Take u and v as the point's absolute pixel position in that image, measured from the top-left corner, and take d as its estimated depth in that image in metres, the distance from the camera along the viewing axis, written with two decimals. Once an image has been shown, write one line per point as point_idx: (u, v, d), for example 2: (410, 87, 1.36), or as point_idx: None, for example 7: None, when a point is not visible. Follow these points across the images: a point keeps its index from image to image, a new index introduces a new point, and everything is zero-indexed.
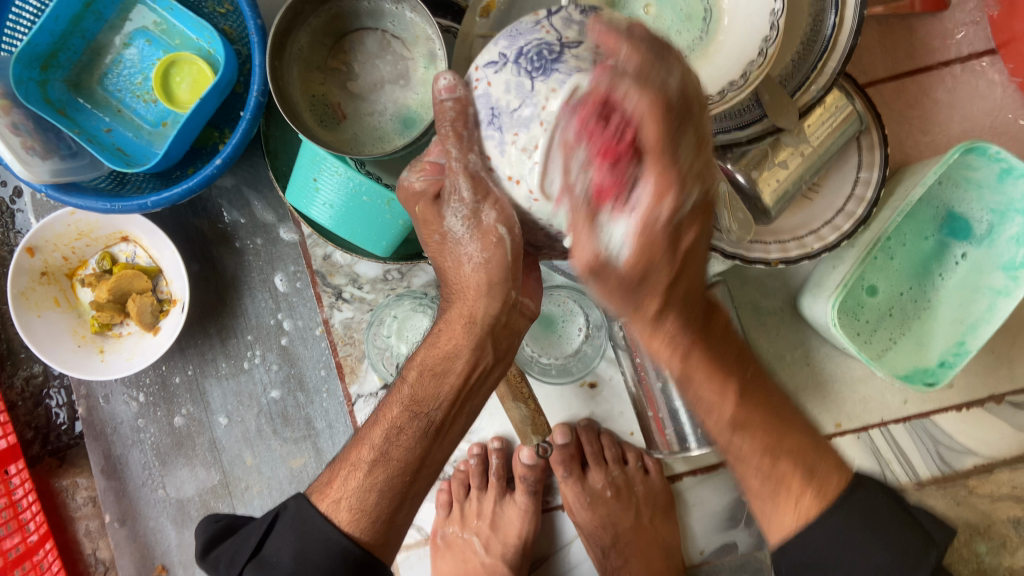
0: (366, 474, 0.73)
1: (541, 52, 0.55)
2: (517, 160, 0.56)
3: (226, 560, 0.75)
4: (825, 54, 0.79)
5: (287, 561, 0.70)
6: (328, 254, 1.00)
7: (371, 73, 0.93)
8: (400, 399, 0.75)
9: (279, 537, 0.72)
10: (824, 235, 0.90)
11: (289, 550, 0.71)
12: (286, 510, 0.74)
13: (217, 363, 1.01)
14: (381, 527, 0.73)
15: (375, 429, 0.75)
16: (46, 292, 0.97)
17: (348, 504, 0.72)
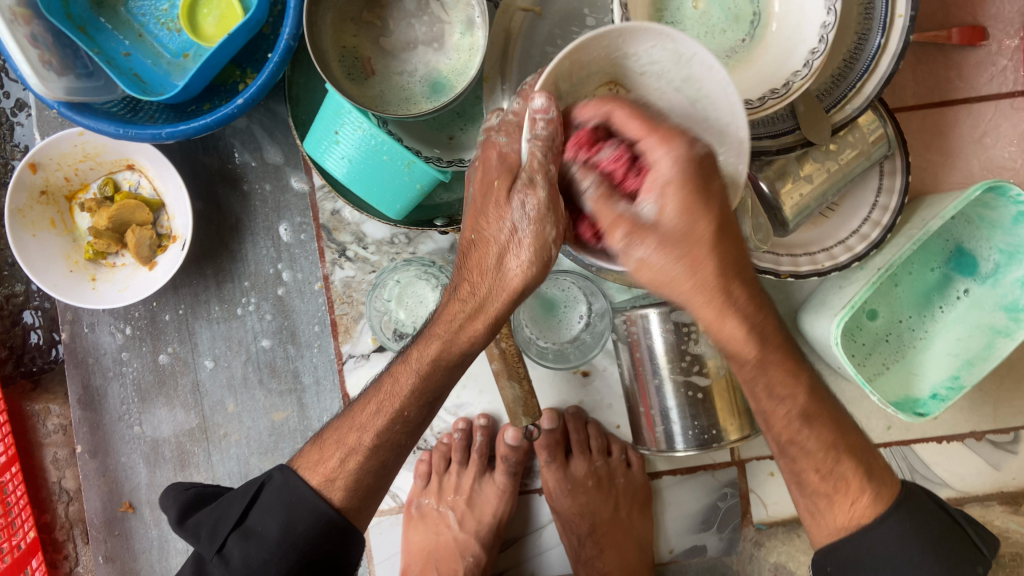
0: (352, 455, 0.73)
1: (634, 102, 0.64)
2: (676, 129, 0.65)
3: (206, 531, 0.74)
4: (863, 76, 0.79)
5: (275, 532, 0.71)
6: (337, 210, 0.99)
7: (405, 31, 0.90)
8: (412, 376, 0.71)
9: (264, 508, 0.73)
10: (836, 253, 0.90)
11: (276, 524, 0.72)
12: (271, 482, 0.74)
13: (210, 306, 1.00)
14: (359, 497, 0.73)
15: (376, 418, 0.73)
16: (44, 212, 0.95)
17: (344, 484, 0.73)
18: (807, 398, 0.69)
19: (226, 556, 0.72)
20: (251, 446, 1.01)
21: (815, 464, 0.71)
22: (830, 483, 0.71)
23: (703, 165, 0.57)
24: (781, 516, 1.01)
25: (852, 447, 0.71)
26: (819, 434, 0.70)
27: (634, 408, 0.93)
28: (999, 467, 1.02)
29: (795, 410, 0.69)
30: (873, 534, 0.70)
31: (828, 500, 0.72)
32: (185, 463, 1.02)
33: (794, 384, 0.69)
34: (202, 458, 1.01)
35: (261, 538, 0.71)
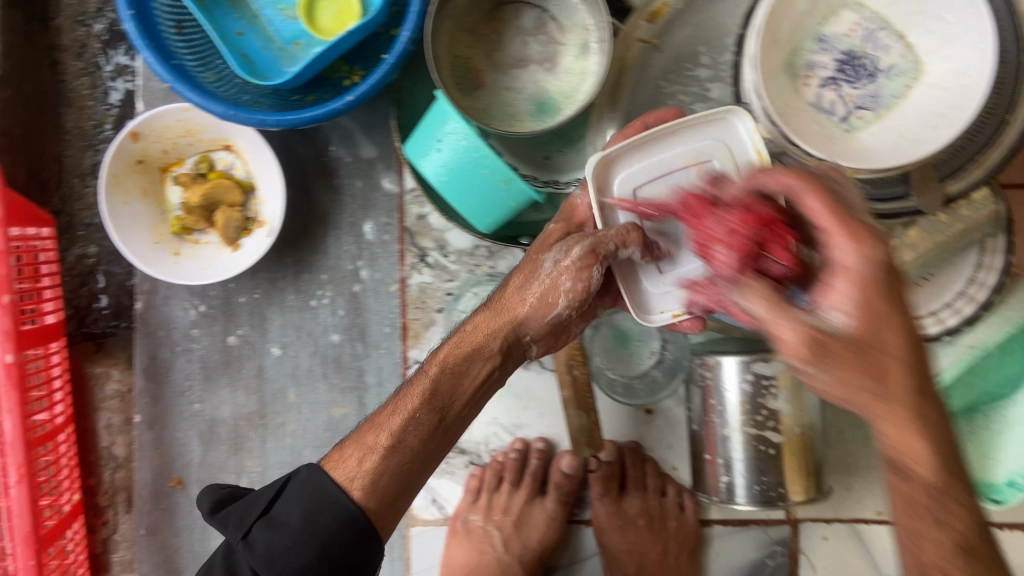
0: (381, 457, 0.72)
1: (855, 64, 0.75)
2: (860, 97, 0.75)
3: (234, 518, 0.75)
4: (986, 148, 0.77)
5: (295, 522, 0.71)
6: (424, 214, 0.98)
7: (519, 47, 0.90)
8: (422, 386, 0.75)
9: (289, 500, 0.72)
10: (926, 324, 0.89)
11: (298, 512, 0.71)
12: (297, 476, 0.74)
13: (285, 294, 1.00)
14: (388, 505, 0.73)
15: (392, 416, 0.74)
16: (138, 181, 0.96)
17: (362, 483, 0.72)
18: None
19: (248, 543, 0.71)
20: (306, 439, 1.01)
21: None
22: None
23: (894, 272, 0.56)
24: None
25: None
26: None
27: (698, 454, 0.92)
28: None
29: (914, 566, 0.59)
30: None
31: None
32: (239, 446, 1.01)
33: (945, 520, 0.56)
34: (256, 444, 1.01)
35: (284, 531, 0.70)
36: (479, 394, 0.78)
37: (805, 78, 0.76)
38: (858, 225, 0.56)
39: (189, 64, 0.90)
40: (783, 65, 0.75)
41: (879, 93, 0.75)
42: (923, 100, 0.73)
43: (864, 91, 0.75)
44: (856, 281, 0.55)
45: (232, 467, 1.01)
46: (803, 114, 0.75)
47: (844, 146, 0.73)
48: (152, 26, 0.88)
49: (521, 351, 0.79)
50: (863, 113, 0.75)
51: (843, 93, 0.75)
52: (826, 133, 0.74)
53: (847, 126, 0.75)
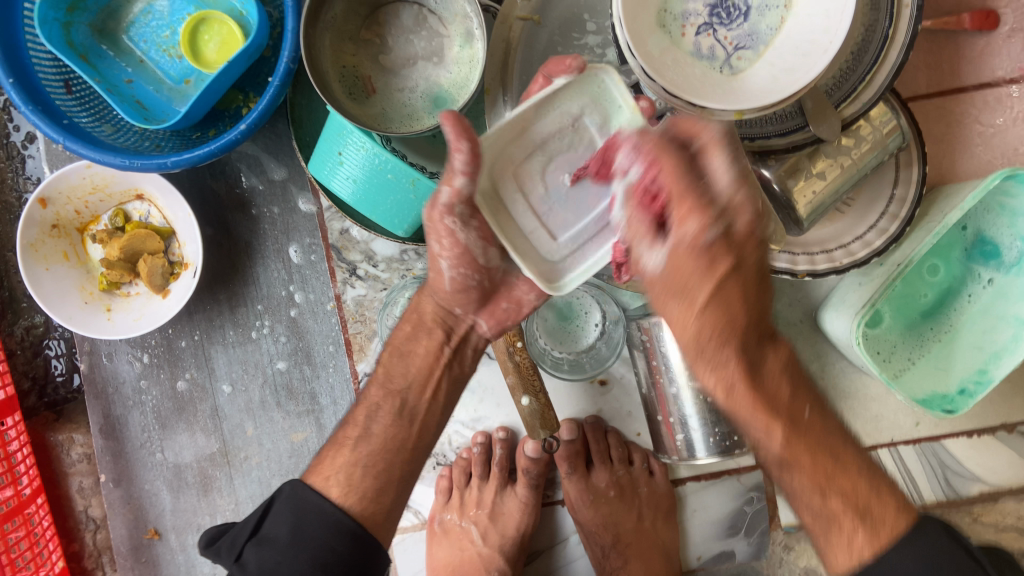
0: (351, 450, 0.74)
1: (725, 7, 0.75)
2: (737, 37, 0.75)
3: (226, 546, 0.71)
4: (873, 68, 0.76)
5: (284, 537, 0.68)
6: (346, 229, 0.98)
7: (405, 47, 0.90)
8: (377, 381, 0.80)
9: (277, 516, 0.69)
10: (854, 249, 0.88)
11: (286, 526, 0.68)
12: (281, 494, 0.71)
13: (225, 330, 1.00)
14: (373, 504, 0.72)
15: (357, 412, 0.78)
16: (56, 245, 0.95)
17: (338, 480, 0.72)
18: (786, 431, 0.62)
19: (241, 564, 0.68)
20: (272, 469, 1.01)
21: (813, 478, 0.63)
22: (822, 520, 0.64)
23: (724, 244, 0.57)
24: None
25: (840, 486, 0.63)
26: (811, 458, 0.63)
27: (653, 417, 0.92)
28: None
29: (770, 455, 0.64)
30: (893, 564, 0.60)
31: (825, 536, 0.64)
32: (208, 488, 1.02)
33: (765, 432, 0.63)
34: (224, 482, 1.02)
35: (273, 546, 0.67)
36: (434, 382, 0.80)
37: (680, 27, 0.75)
38: (698, 205, 0.56)
39: (84, 121, 0.90)
40: (654, 21, 0.74)
41: (756, 32, 0.74)
42: (799, 32, 0.72)
43: (741, 31, 0.75)
44: (682, 249, 0.58)
45: (204, 509, 1.02)
46: (685, 65, 0.73)
47: (729, 91, 0.73)
48: (36, 89, 0.87)
49: (464, 328, 0.81)
50: (743, 53, 0.74)
51: (720, 37, 0.75)
52: (711, 81, 0.73)
53: (732, 69, 0.74)
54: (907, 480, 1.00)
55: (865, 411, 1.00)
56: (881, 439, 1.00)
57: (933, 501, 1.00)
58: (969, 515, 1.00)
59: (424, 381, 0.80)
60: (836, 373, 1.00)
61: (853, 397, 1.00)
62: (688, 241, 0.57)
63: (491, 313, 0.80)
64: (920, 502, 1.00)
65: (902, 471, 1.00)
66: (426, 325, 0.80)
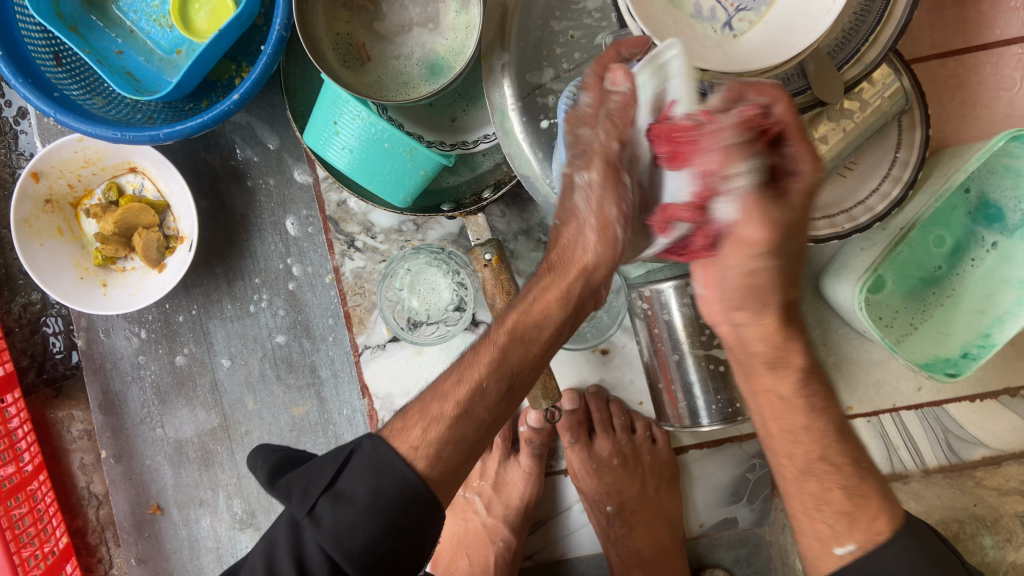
0: (446, 426, 0.65)
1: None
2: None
3: (297, 489, 0.67)
4: (879, 25, 0.75)
5: (364, 497, 0.62)
6: (343, 200, 0.97)
7: (399, 13, 0.88)
8: (487, 356, 0.67)
9: (355, 473, 0.63)
10: (856, 215, 0.88)
11: (365, 487, 0.62)
12: (361, 447, 0.65)
13: (222, 305, 0.99)
14: (451, 477, 0.65)
15: (458, 385, 0.66)
16: (50, 220, 0.94)
17: (427, 453, 0.63)
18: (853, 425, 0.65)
19: (315, 518, 0.62)
20: (274, 442, 1.01)
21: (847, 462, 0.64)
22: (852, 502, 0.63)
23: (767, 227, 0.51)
24: None
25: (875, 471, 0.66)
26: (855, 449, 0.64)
27: (654, 385, 0.92)
28: None
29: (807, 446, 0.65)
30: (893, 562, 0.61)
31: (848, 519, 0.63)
32: (209, 462, 1.02)
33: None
34: (225, 457, 1.01)
35: (350, 504, 0.62)
36: (546, 364, 0.70)
37: None
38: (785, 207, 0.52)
39: (75, 94, 0.88)
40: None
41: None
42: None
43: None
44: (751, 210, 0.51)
45: (206, 483, 1.02)
46: (685, 27, 0.72)
47: (731, 52, 0.71)
48: (26, 60, 0.85)
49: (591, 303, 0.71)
50: (744, 15, 0.73)
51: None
52: (713, 43, 0.72)
53: (732, 32, 0.73)
54: (909, 445, 1.01)
55: (867, 376, 1.00)
56: (883, 404, 1.01)
57: (935, 465, 1.00)
58: (972, 479, 0.97)
59: (533, 362, 0.69)
60: (838, 339, 1.00)
61: (855, 362, 1.00)
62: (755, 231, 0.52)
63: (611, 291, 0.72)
64: (921, 466, 1.01)
65: (904, 436, 1.01)
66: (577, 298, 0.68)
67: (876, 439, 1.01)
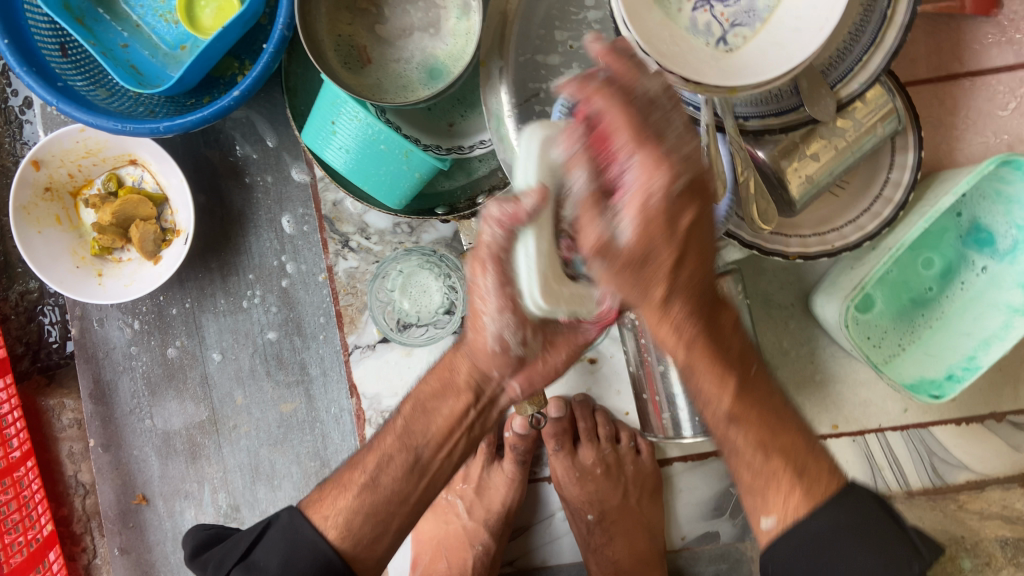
0: (355, 495, 0.72)
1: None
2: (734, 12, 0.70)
3: (214, 562, 0.74)
4: (870, 50, 0.76)
5: (274, 567, 0.69)
6: (339, 200, 0.98)
7: (401, 18, 0.89)
8: (394, 429, 0.76)
9: (268, 546, 0.70)
10: (846, 233, 0.88)
11: (276, 559, 0.69)
12: (277, 521, 0.73)
13: (216, 299, 1.00)
14: (367, 551, 0.72)
15: (368, 456, 0.75)
16: (49, 208, 0.95)
17: (337, 522, 0.71)
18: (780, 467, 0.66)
19: None
20: (261, 438, 1.01)
21: None
22: None
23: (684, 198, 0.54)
24: None
25: None
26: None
27: (640, 395, 0.92)
28: (1021, 449, 0.99)
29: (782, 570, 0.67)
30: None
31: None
32: (196, 455, 1.02)
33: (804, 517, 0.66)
34: (212, 450, 1.02)
35: (262, 573, 0.69)
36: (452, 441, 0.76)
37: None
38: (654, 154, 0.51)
39: (78, 84, 0.90)
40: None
41: (756, 7, 0.70)
42: (799, 5, 0.67)
43: (738, 7, 0.70)
44: (646, 210, 0.53)
45: (191, 476, 1.02)
46: (680, 43, 0.68)
47: (724, 68, 0.68)
48: (31, 50, 0.87)
49: (494, 391, 0.75)
50: (739, 31, 0.70)
51: (717, 13, 0.70)
52: (707, 58, 0.69)
53: (727, 47, 0.70)
54: (894, 466, 1.00)
55: (854, 396, 1.00)
56: (869, 424, 1.00)
57: (919, 487, 1.00)
58: (953, 502, 0.99)
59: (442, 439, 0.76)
60: (826, 358, 1.00)
61: (842, 382, 1.00)
62: (658, 194, 0.53)
63: (527, 375, 0.74)
64: (906, 488, 1.00)
65: (889, 457, 1.00)
66: (457, 386, 0.74)
67: (860, 458, 1.01)
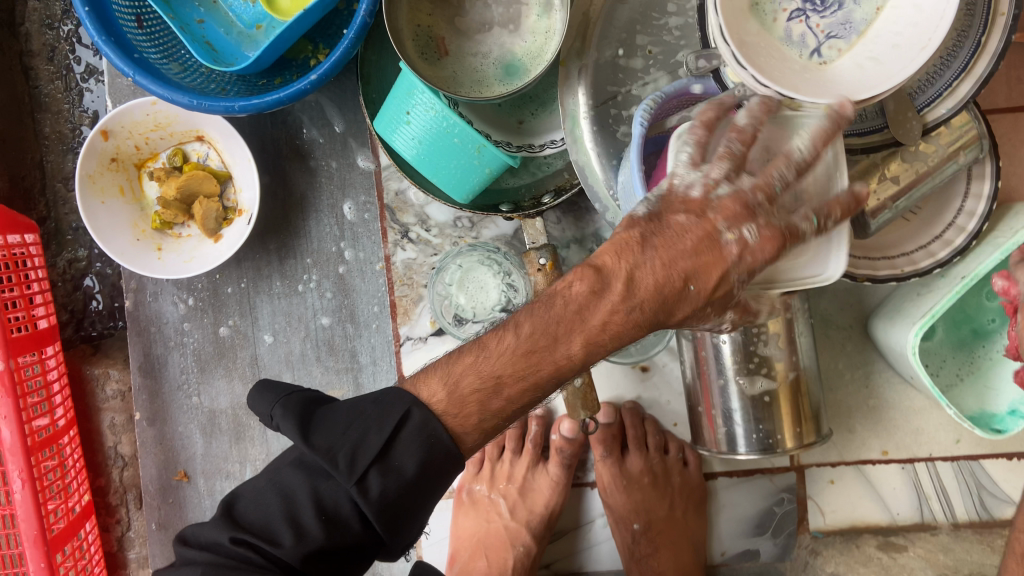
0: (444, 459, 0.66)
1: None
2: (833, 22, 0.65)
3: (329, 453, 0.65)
4: (960, 77, 0.73)
5: (411, 471, 0.64)
6: (401, 190, 0.98)
7: (481, 12, 0.89)
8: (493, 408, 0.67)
9: (406, 446, 0.64)
10: (916, 258, 0.87)
11: (415, 461, 0.64)
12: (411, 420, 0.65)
13: (272, 281, 1.00)
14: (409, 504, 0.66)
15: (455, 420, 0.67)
16: (114, 179, 0.95)
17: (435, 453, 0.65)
18: None
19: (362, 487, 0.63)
20: None
21: None
22: None
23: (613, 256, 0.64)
24: (840, 525, 1.00)
25: None
26: None
27: (695, 408, 0.91)
28: None
29: None
30: None
31: None
32: (241, 435, 1.02)
33: None
34: (257, 432, 1.02)
35: (395, 477, 0.64)
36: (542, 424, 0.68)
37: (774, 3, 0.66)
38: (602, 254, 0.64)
39: (153, 57, 0.89)
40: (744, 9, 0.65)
41: (851, 18, 0.65)
42: (898, 19, 0.63)
43: (834, 18, 0.65)
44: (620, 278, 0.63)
45: (234, 456, 1.02)
46: (772, 53, 0.64)
47: (814, 81, 0.64)
48: (111, 21, 0.86)
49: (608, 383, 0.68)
50: (834, 43, 0.65)
51: (812, 24, 0.65)
52: (799, 70, 0.64)
53: (820, 59, 0.65)
54: (941, 497, 0.99)
55: (906, 423, 0.99)
56: (919, 453, 0.99)
57: (965, 519, 0.99)
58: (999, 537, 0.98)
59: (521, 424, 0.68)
60: (881, 383, 0.99)
61: (895, 408, 0.99)
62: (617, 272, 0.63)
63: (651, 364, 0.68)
64: (951, 519, 0.99)
65: (937, 487, 0.99)
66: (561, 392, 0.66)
67: (908, 486, 0.99)
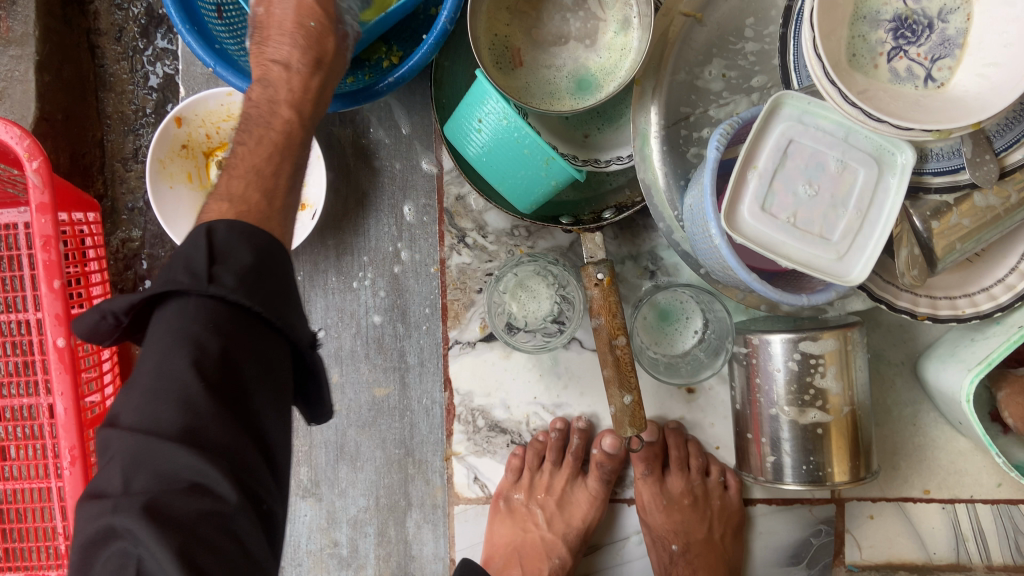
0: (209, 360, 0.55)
1: (908, 24, 0.68)
2: (927, 47, 0.68)
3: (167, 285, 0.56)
4: None
5: (248, 256, 0.56)
6: (462, 196, 0.99)
7: (559, 25, 0.89)
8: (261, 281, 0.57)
9: (227, 242, 0.56)
10: (978, 300, 0.85)
11: (247, 253, 0.56)
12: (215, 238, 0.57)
13: (327, 276, 1.01)
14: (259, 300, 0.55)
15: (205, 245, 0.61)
16: (183, 165, 0.96)
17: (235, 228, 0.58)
18: None
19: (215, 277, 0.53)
20: (350, 419, 1.02)
21: None
22: None
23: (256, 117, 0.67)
24: (876, 561, 0.99)
25: None
26: None
27: (743, 434, 0.91)
28: None
29: None
30: None
31: None
32: None
33: None
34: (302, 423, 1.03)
35: (234, 264, 0.55)
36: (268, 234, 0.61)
37: (870, 41, 0.68)
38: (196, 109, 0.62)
39: (231, 49, 0.90)
40: (845, 64, 0.67)
41: (948, 37, 0.68)
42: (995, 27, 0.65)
43: (932, 42, 0.68)
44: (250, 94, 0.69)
45: None
46: (890, 98, 0.67)
47: (942, 107, 0.66)
48: (195, 12, 0.87)
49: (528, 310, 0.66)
50: (943, 63, 0.68)
51: (913, 56, 0.68)
52: (918, 103, 0.67)
53: (935, 84, 0.68)
54: (979, 539, 0.98)
55: (949, 463, 0.98)
56: (961, 494, 0.98)
57: (1001, 563, 0.98)
58: None
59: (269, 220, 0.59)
60: (928, 422, 0.98)
61: (941, 449, 0.98)
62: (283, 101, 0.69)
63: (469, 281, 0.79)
64: (987, 562, 0.98)
65: (975, 529, 0.98)
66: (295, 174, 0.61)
67: (947, 526, 0.98)
